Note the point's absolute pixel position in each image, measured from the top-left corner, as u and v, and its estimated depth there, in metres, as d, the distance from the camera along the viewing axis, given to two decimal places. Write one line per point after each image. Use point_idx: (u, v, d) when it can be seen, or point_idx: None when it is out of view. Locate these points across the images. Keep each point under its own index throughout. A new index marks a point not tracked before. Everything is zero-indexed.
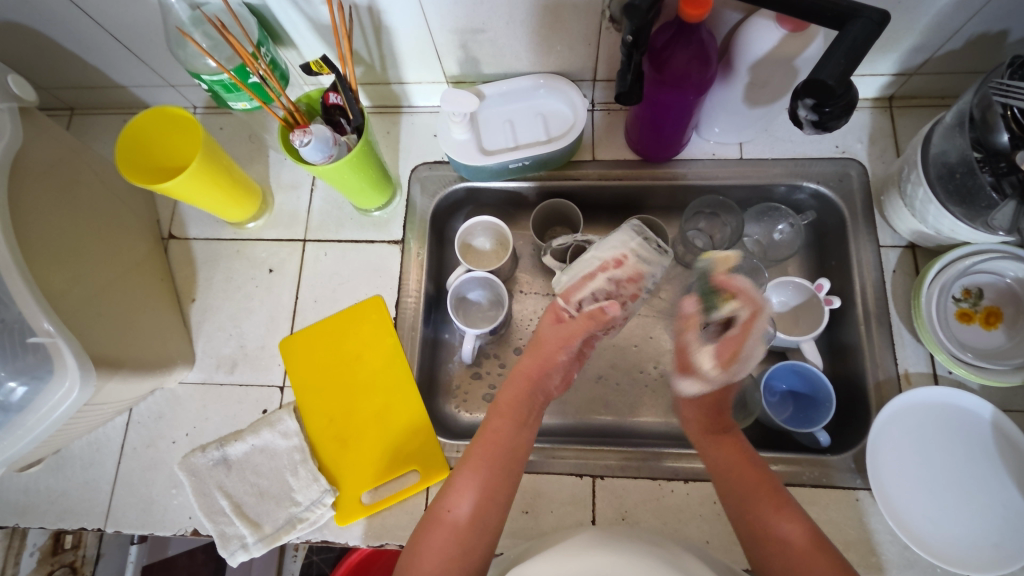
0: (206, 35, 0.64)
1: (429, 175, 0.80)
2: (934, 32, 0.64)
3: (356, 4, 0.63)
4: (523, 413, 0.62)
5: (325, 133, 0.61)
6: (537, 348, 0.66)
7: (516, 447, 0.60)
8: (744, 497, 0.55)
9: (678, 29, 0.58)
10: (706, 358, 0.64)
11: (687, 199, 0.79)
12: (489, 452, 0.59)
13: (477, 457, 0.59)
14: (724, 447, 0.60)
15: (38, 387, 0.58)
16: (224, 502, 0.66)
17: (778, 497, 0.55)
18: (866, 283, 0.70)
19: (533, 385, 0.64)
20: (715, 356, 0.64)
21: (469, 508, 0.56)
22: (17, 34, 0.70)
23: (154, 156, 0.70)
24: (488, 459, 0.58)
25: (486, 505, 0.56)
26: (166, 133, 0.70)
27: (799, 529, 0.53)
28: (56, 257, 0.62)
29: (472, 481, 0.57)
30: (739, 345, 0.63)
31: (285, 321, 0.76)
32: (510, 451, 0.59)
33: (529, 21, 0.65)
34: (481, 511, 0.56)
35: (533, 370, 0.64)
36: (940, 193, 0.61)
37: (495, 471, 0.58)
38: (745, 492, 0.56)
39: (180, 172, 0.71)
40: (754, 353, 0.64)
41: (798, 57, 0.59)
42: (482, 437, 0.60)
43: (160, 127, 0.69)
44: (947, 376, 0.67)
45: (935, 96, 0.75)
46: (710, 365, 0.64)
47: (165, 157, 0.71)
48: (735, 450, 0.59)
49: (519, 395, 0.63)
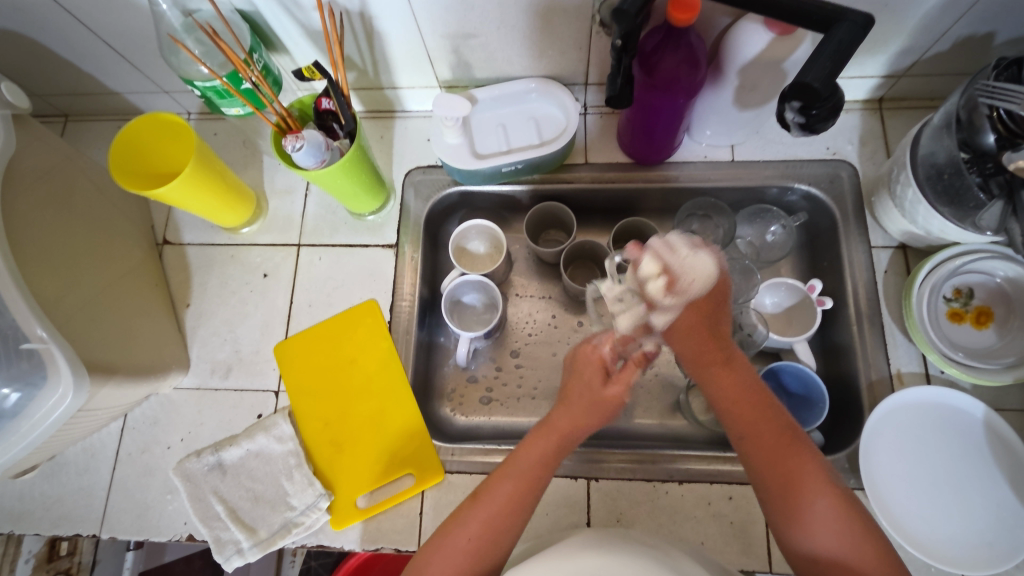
0: (198, 41, 0.64)
1: (423, 179, 0.80)
2: (922, 34, 0.64)
3: (347, 9, 0.64)
4: (551, 449, 0.55)
5: (318, 138, 0.62)
6: (577, 394, 0.57)
7: (537, 480, 0.54)
8: (769, 483, 0.50)
9: (667, 34, 0.59)
10: (652, 274, 0.58)
11: (680, 201, 0.80)
12: (512, 478, 0.54)
13: (503, 477, 0.54)
14: (729, 385, 0.55)
15: (31, 393, 0.58)
16: (219, 507, 0.66)
17: (807, 470, 0.49)
18: (858, 284, 0.70)
19: (572, 433, 0.56)
20: (661, 275, 0.58)
21: (478, 538, 0.51)
22: (11, 41, 0.70)
23: (152, 163, 0.71)
24: (513, 494, 0.53)
25: (496, 539, 0.51)
26: (161, 138, 0.70)
27: (840, 524, 0.47)
28: (51, 265, 0.62)
29: (481, 511, 0.52)
30: (670, 255, 0.58)
31: (280, 325, 0.76)
32: (531, 479, 0.54)
33: (520, 25, 0.66)
34: (488, 542, 0.51)
35: (575, 421, 0.56)
36: (929, 194, 0.61)
37: (509, 502, 0.53)
38: (769, 469, 0.50)
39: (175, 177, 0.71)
40: (698, 273, 0.57)
41: (786, 59, 0.59)
42: (503, 469, 0.55)
43: (155, 132, 0.69)
44: (939, 375, 0.67)
45: (924, 98, 0.75)
46: (655, 282, 0.58)
47: (159, 162, 0.71)
48: (741, 399, 0.54)
49: (546, 436, 0.56)
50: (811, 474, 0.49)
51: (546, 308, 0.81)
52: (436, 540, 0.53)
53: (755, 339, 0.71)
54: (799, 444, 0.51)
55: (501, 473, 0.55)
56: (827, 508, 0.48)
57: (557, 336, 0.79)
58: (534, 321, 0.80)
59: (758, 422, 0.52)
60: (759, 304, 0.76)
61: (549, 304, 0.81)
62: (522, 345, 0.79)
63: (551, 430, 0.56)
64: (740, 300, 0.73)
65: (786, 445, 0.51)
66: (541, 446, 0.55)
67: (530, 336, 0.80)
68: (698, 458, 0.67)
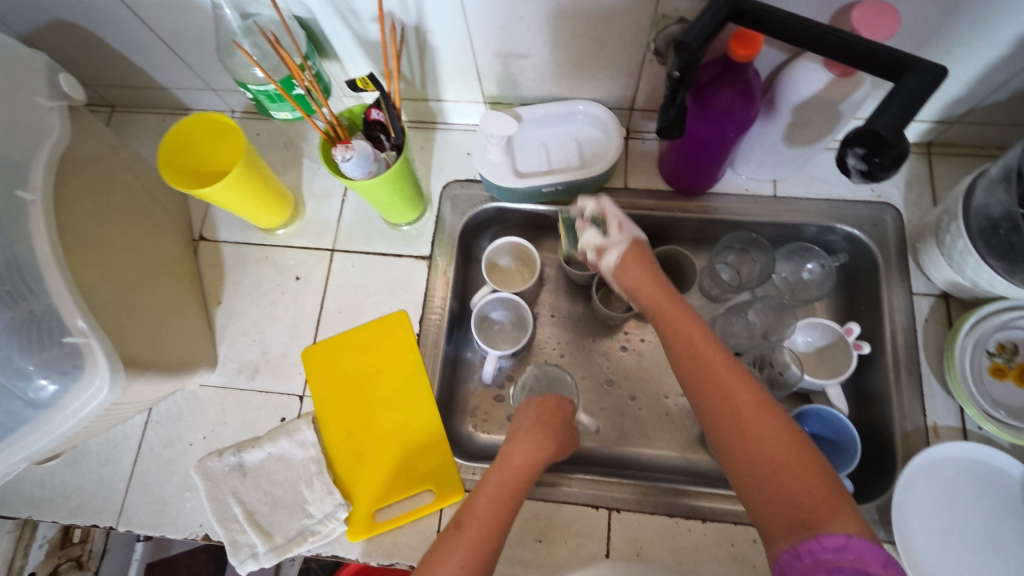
0: (255, 45, 0.64)
1: (461, 193, 0.80)
2: (980, 83, 0.63)
3: (405, 23, 0.64)
4: (534, 451, 0.60)
5: (367, 149, 0.61)
6: (551, 416, 0.65)
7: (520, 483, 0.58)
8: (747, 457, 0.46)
9: (725, 67, 0.58)
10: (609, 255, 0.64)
11: (717, 232, 0.79)
12: (503, 477, 0.58)
13: (491, 480, 0.57)
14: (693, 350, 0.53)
15: (67, 385, 0.57)
16: (237, 509, 0.66)
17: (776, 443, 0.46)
18: (896, 330, 0.69)
19: (552, 435, 0.62)
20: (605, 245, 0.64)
21: (480, 528, 0.54)
22: (70, 31, 0.71)
23: (175, 161, 0.69)
24: (499, 493, 0.56)
25: (497, 523, 0.54)
26: (190, 138, 0.69)
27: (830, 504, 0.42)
28: (90, 254, 0.62)
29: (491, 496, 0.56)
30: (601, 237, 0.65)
31: (309, 330, 0.76)
32: (519, 483, 0.58)
33: (573, 49, 0.66)
34: (496, 526, 0.54)
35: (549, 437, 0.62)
36: (981, 246, 0.60)
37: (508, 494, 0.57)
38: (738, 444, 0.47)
39: (202, 176, 0.70)
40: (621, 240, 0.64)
41: (844, 101, 0.59)
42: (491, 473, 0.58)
43: (187, 133, 0.68)
44: (977, 432, 0.66)
45: (974, 145, 0.74)
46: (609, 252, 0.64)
47: (184, 160, 0.69)
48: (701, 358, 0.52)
49: (528, 437, 0.61)
50: (812, 479, 0.44)
51: (573, 330, 0.81)
52: (434, 553, 0.52)
53: (788, 379, 0.70)
54: (800, 444, 0.46)
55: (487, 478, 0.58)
56: (846, 524, 0.41)
57: (585, 357, 0.79)
58: (563, 343, 0.80)
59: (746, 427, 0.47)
60: (791, 343, 0.76)
61: (576, 326, 0.81)
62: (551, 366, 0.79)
63: (529, 439, 0.61)
64: (773, 336, 0.74)
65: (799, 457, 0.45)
66: (526, 446, 0.60)
67: (560, 357, 0.79)
68: (725, 497, 0.66)
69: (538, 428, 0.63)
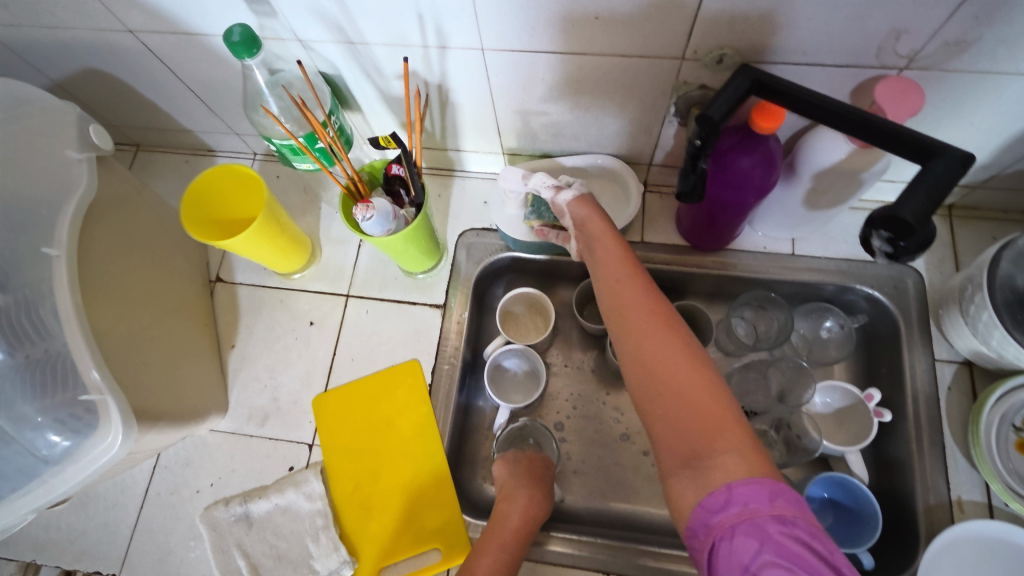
0: (279, 98, 0.64)
1: (476, 241, 0.80)
2: (1004, 153, 0.63)
3: (428, 82, 0.65)
4: (530, 507, 0.61)
5: (387, 207, 0.62)
6: (536, 471, 0.66)
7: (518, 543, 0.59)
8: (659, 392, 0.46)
9: (745, 136, 0.59)
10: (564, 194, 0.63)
11: (734, 289, 0.78)
12: (503, 537, 0.59)
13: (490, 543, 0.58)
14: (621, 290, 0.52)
15: (79, 441, 0.57)
16: (241, 562, 0.65)
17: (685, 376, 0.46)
18: (918, 398, 0.68)
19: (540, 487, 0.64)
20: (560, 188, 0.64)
21: None
22: (101, 79, 0.73)
23: (196, 222, 0.69)
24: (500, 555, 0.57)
25: None
26: (204, 200, 0.70)
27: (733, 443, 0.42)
28: (109, 304, 0.62)
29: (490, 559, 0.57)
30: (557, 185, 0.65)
31: (320, 377, 0.76)
32: (513, 540, 0.58)
33: (594, 109, 0.66)
34: None
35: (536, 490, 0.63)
36: (1007, 320, 0.59)
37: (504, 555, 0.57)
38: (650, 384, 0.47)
39: (219, 231, 0.71)
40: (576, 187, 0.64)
41: (866, 171, 0.58)
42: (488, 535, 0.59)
43: (201, 197, 0.69)
44: (1003, 508, 0.64)
45: (997, 210, 0.73)
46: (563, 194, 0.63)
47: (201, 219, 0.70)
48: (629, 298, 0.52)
49: (520, 492, 0.63)
50: (718, 419, 0.43)
51: (586, 383, 0.80)
52: None
53: (805, 444, 0.69)
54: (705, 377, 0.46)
55: (485, 541, 0.59)
56: (733, 464, 0.41)
57: (597, 411, 0.78)
58: (576, 397, 0.79)
59: (654, 364, 0.47)
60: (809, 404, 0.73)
61: (589, 378, 0.80)
62: (563, 419, 0.78)
63: (522, 492, 0.63)
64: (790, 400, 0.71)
65: (701, 397, 0.44)
66: (519, 501, 0.62)
67: (572, 410, 0.78)
68: None
69: (524, 481, 0.64)
